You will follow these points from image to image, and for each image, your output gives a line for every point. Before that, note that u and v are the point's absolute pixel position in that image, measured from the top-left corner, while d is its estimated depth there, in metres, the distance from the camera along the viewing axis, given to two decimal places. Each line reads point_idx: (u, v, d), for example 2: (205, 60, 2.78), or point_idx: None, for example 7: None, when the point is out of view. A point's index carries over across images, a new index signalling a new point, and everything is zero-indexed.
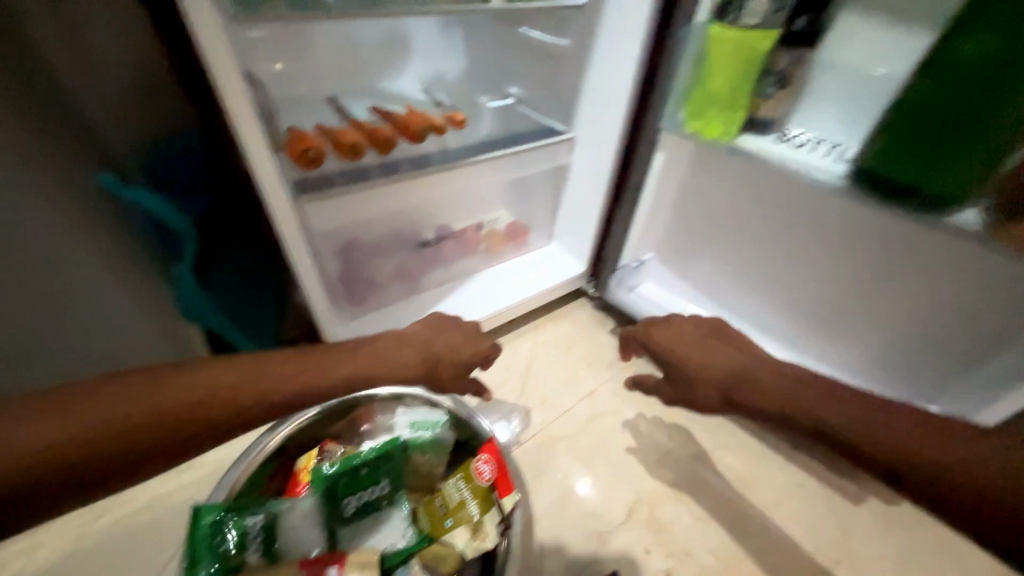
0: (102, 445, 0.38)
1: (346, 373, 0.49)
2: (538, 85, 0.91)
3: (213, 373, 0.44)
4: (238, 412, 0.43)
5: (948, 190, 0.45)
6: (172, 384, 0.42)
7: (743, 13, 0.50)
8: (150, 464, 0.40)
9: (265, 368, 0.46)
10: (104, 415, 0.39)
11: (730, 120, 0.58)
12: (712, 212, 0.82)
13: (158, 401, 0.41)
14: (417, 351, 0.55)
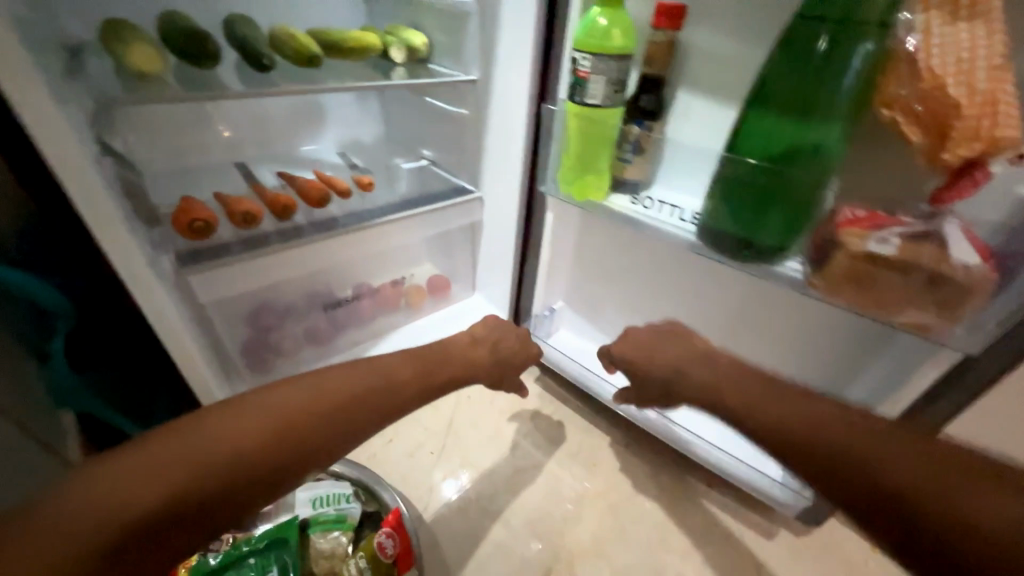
0: (265, 442, 0.38)
1: (402, 397, 0.49)
2: (447, 150, 0.97)
3: (356, 371, 0.47)
4: (378, 404, 0.46)
5: (776, 241, 0.49)
6: (259, 413, 0.40)
7: (586, 93, 0.53)
8: (312, 460, 0.41)
9: (391, 365, 0.50)
10: (277, 411, 0.40)
11: (600, 183, 0.62)
12: (597, 266, 0.82)
13: (253, 427, 0.39)
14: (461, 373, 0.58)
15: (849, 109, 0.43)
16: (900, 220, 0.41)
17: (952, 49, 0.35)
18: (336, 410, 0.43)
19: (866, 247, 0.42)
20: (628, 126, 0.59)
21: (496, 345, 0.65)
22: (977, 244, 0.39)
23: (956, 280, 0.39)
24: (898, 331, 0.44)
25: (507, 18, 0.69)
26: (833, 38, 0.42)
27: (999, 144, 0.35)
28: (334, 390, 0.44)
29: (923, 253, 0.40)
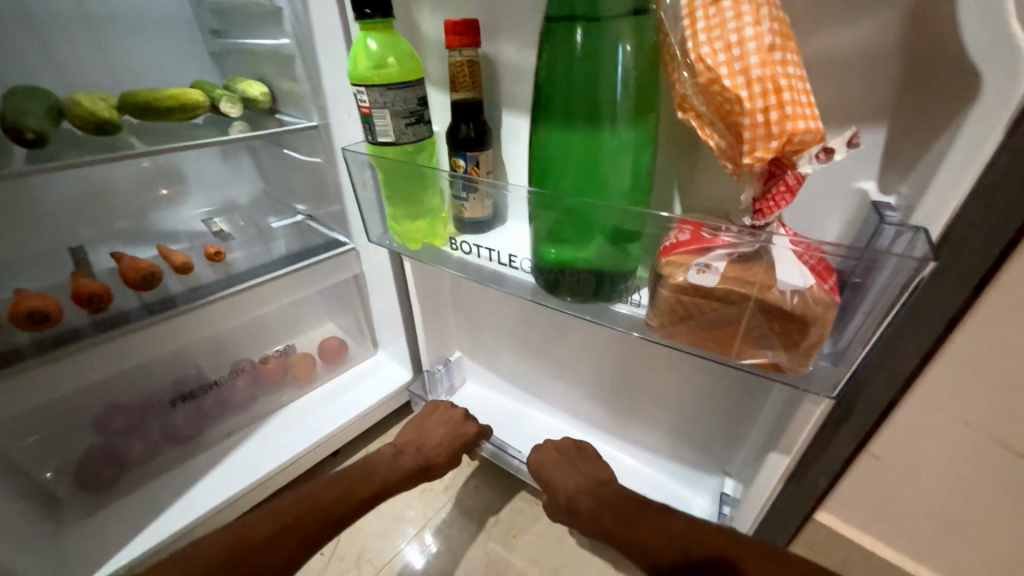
0: (269, 530, 0.45)
1: (387, 474, 0.56)
2: (316, 202, 0.87)
3: (281, 505, 0.48)
4: (311, 530, 0.47)
5: (612, 269, 0.41)
6: (263, 518, 0.46)
7: (375, 130, 0.45)
8: (310, 543, 0.46)
9: (314, 491, 0.50)
10: (197, 559, 0.42)
11: (432, 228, 0.54)
12: (482, 306, 0.71)
13: (261, 522, 0.46)
14: (432, 441, 0.62)
15: (635, 110, 0.36)
16: (725, 238, 0.33)
17: (719, 33, 0.28)
18: (259, 541, 0.44)
19: (686, 277, 0.33)
20: (455, 159, 0.50)
21: (424, 446, 0.61)
22: (813, 265, 0.31)
23: (790, 311, 0.31)
24: (749, 373, 0.35)
25: (320, 55, 0.61)
26: (590, 34, 0.35)
27: (796, 139, 0.28)
28: (259, 522, 0.46)
29: (752, 279, 0.32)
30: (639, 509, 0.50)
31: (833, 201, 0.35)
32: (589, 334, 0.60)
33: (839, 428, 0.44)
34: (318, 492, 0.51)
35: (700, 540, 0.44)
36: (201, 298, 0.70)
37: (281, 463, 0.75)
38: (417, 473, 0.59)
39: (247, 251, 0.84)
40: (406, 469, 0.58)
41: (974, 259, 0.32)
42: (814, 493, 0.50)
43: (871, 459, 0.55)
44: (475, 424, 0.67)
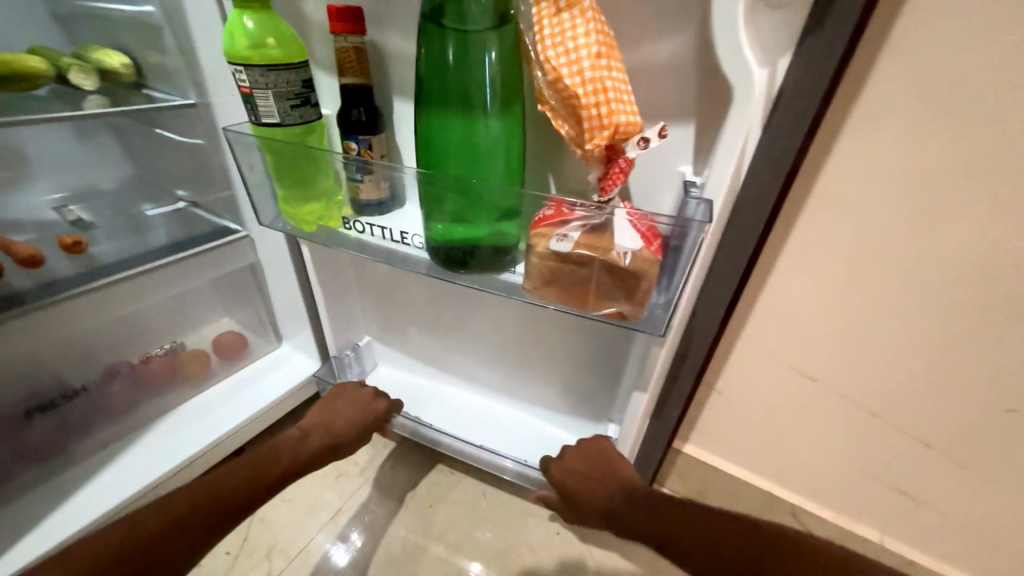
0: (168, 518, 0.44)
1: (295, 456, 0.57)
2: (200, 187, 0.81)
3: (175, 495, 0.46)
4: (215, 514, 0.46)
5: (494, 243, 0.47)
6: (158, 511, 0.44)
7: (259, 111, 0.45)
8: (215, 528, 0.46)
9: (210, 482, 0.49)
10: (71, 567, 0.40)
11: (327, 211, 0.55)
12: (389, 288, 0.73)
13: (156, 514, 0.44)
14: (339, 422, 0.64)
15: (503, 101, 0.42)
16: (579, 213, 0.40)
17: (559, 40, 0.34)
18: (148, 538, 0.42)
19: (550, 246, 0.40)
20: (348, 142, 0.52)
21: (332, 426, 0.63)
22: (641, 229, 0.39)
23: (625, 268, 0.38)
24: (604, 323, 0.43)
25: (193, 27, 0.57)
26: (457, 31, 0.39)
27: (621, 130, 0.36)
28: (151, 515, 0.44)
29: (598, 244, 0.39)
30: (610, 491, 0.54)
31: (663, 181, 0.44)
32: (489, 307, 0.66)
33: (681, 367, 0.54)
34: (219, 479, 0.50)
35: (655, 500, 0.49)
36: (67, 293, 0.63)
37: (173, 467, 0.70)
38: (326, 452, 0.60)
39: (117, 243, 0.76)
40: (314, 448, 0.59)
41: (755, 226, 0.43)
42: (671, 424, 0.61)
43: (717, 394, 0.70)
44: (385, 401, 0.70)
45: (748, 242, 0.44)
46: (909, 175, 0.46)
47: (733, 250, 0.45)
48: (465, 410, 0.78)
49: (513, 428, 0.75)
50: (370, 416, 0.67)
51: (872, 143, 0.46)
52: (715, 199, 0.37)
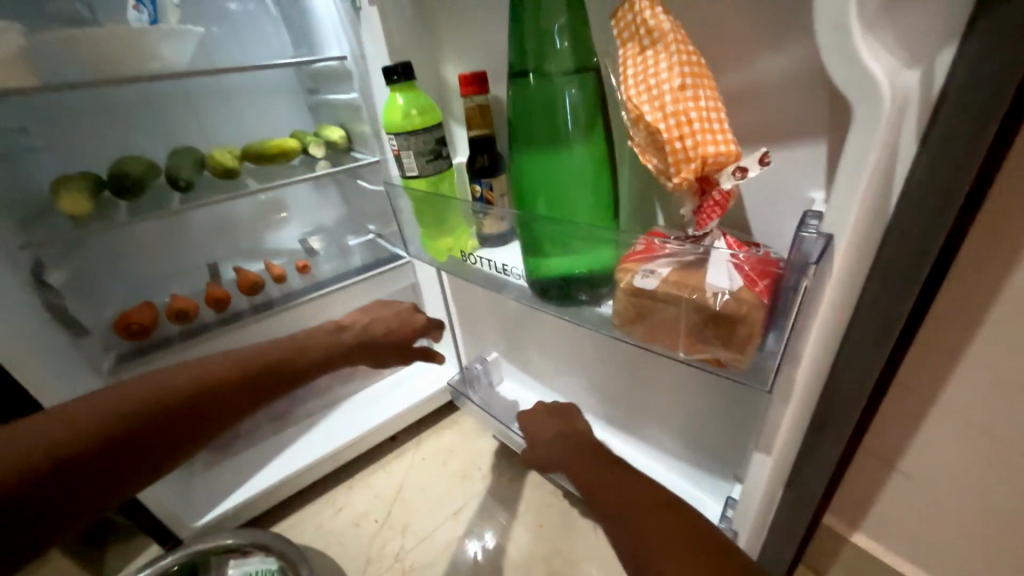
0: (204, 381, 0.49)
1: (324, 347, 0.56)
2: (382, 223, 1.02)
3: (214, 361, 0.51)
4: (243, 386, 0.51)
5: (589, 273, 0.48)
6: (192, 373, 0.49)
7: (404, 166, 0.57)
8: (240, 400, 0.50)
9: (247, 355, 0.52)
10: (147, 398, 0.46)
11: (455, 243, 0.64)
12: (511, 312, 0.80)
13: (194, 374, 0.49)
14: (377, 326, 0.61)
15: (587, 140, 0.44)
16: (669, 249, 0.37)
17: (641, 78, 0.34)
18: (200, 391, 0.49)
19: (633, 282, 0.38)
20: (473, 185, 0.60)
21: (370, 325, 0.60)
22: (744, 268, 0.34)
23: (718, 311, 0.34)
24: (699, 368, 0.39)
25: (377, 105, 0.75)
26: (541, 83, 0.43)
27: (711, 161, 0.33)
28: (191, 376, 0.49)
29: (688, 282, 0.36)
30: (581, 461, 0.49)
31: (786, 210, 0.38)
32: (598, 336, 0.66)
33: (821, 431, 0.45)
34: (249, 351, 0.53)
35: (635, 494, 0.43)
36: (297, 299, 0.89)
37: (348, 441, 0.91)
38: (354, 349, 0.58)
39: (332, 265, 1.02)
40: (344, 346, 0.57)
41: (915, 263, 0.34)
42: (815, 500, 0.49)
43: (902, 477, 0.54)
44: (424, 318, 0.64)
45: (906, 285, 0.35)
46: None
47: (883, 295, 0.36)
48: None
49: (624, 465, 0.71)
50: (407, 333, 0.62)
51: None
52: (838, 233, 0.31)
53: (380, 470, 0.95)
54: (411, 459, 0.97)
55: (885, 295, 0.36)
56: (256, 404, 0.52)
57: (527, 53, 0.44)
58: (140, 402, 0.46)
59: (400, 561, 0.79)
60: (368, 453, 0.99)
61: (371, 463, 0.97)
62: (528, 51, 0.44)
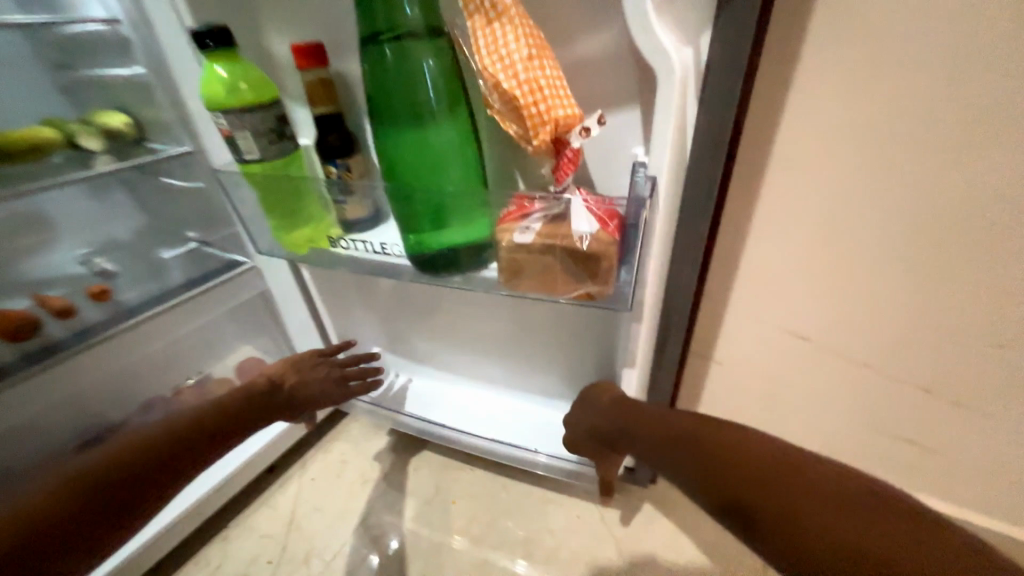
0: (142, 453, 0.52)
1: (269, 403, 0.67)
2: (209, 227, 0.86)
3: (145, 437, 0.54)
4: (181, 450, 0.54)
5: (469, 241, 0.51)
6: (130, 451, 0.52)
7: (241, 149, 0.50)
8: (182, 461, 0.54)
9: (179, 423, 0.58)
10: (92, 475, 0.49)
11: (317, 234, 0.59)
12: (388, 300, 0.77)
13: (129, 451, 0.52)
14: (305, 389, 0.72)
15: (450, 110, 0.46)
16: (537, 205, 0.42)
17: (493, 48, 0.37)
18: (138, 463, 0.51)
19: (513, 239, 0.42)
20: (327, 167, 0.56)
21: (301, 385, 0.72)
22: (597, 210, 0.41)
23: (583, 251, 0.41)
24: (576, 304, 0.45)
25: (178, 81, 0.62)
26: (397, 54, 0.44)
27: (562, 123, 0.38)
28: (127, 453, 0.52)
29: (557, 232, 0.41)
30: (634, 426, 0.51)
31: (619, 165, 0.47)
32: (479, 305, 0.69)
33: (665, 341, 0.57)
34: (181, 424, 0.58)
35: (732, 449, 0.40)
36: (105, 333, 0.70)
37: (214, 487, 0.77)
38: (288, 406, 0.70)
39: (142, 289, 0.81)
40: (282, 405, 0.69)
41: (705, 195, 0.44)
42: (668, 396, 0.63)
43: (716, 365, 0.72)
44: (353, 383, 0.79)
45: (702, 212, 0.46)
46: (864, 124, 0.47)
47: (690, 224, 0.47)
48: (474, 406, 0.81)
49: (521, 418, 0.78)
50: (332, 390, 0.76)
51: (821, 97, 0.47)
52: (659, 172, 0.40)
53: (264, 506, 0.83)
54: (299, 483, 0.87)
55: (691, 224, 0.47)
56: (195, 464, 0.55)
57: (377, 22, 0.43)
58: (80, 482, 0.48)
59: None
60: (242, 493, 0.86)
61: (249, 502, 0.84)
62: (378, 23, 0.43)
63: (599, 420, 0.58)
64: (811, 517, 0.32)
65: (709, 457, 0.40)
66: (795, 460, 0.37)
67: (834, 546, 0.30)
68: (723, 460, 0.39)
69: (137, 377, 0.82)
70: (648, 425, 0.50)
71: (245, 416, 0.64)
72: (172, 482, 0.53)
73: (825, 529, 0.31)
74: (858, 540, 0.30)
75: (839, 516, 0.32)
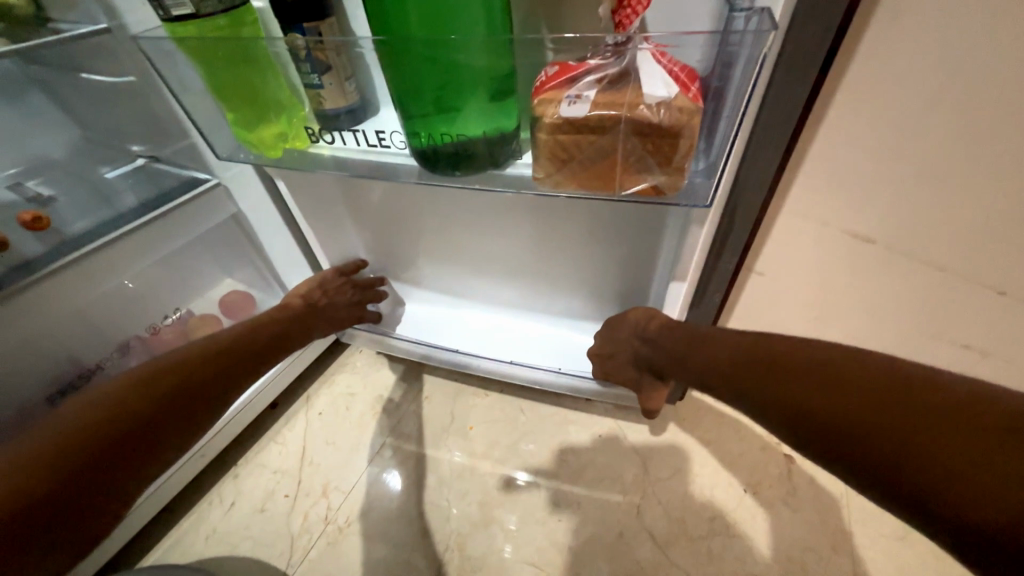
0: (152, 390, 0.42)
1: (296, 328, 0.63)
2: (156, 136, 0.67)
3: (146, 368, 0.43)
4: (194, 391, 0.45)
5: (491, 133, 0.40)
6: (142, 383, 0.42)
7: (165, 2, 0.37)
8: (199, 404, 0.45)
9: (185, 355, 0.47)
10: (100, 411, 0.39)
11: (290, 129, 0.48)
12: (385, 216, 0.67)
13: (135, 384, 0.41)
14: (332, 313, 0.69)
15: None
16: (590, 62, 0.32)
17: None
18: (147, 404, 0.41)
19: (559, 112, 0.32)
20: (292, 34, 0.41)
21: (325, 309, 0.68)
22: (672, 69, 0.30)
23: (659, 125, 0.30)
24: (635, 203, 0.36)
25: None
26: None
27: None
28: (131, 389, 0.41)
29: (620, 100, 0.31)
30: (673, 344, 0.47)
31: (694, 10, 0.35)
32: (494, 216, 0.59)
33: (722, 246, 0.49)
34: (186, 356, 0.47)
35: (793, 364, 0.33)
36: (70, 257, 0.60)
37: (219, 426, 0.73)
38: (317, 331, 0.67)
39: (90, 219, 0.67)
40: (311, 332, 0.66)
41: (816, 45, 0.32)
42: (712, 312, 0.56)
43: (757, 277, 0.64)
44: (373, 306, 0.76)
45: (807, 71, 0.34)
46: None
47: (784, 89, 0.35)
48: (489, 332, 0.74)
49: (543, 342, 0.71)
50: (353, 310, 0.73)
51: None
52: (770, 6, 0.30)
53: (273, 442, 0.80)
54: (307, 417, 0.83)
55: (785, 90, 0.35)
56: (212, 406, 0.47)
57: None
58: (83, 419, 0.38)
59: (331, 521, 0.70)
60: (247, 430, 0.82)
61: (257, 439, 0.80)
62: None
63: (641, 346, 0.53)
64: (873, 417, 0.27)
65: (774, 377, 0.34)
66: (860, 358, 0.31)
67: (896, 442, 0.26)
68: (780, 370, 0.34)
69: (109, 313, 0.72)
70: (697, 347, 0.43)
71: (258, 346, 0.55)
72: (192, 427, 0.44)
73: (897, 429, 0.26)
74: (933, 438, 0.25)
75: (907, 416, 0.26)
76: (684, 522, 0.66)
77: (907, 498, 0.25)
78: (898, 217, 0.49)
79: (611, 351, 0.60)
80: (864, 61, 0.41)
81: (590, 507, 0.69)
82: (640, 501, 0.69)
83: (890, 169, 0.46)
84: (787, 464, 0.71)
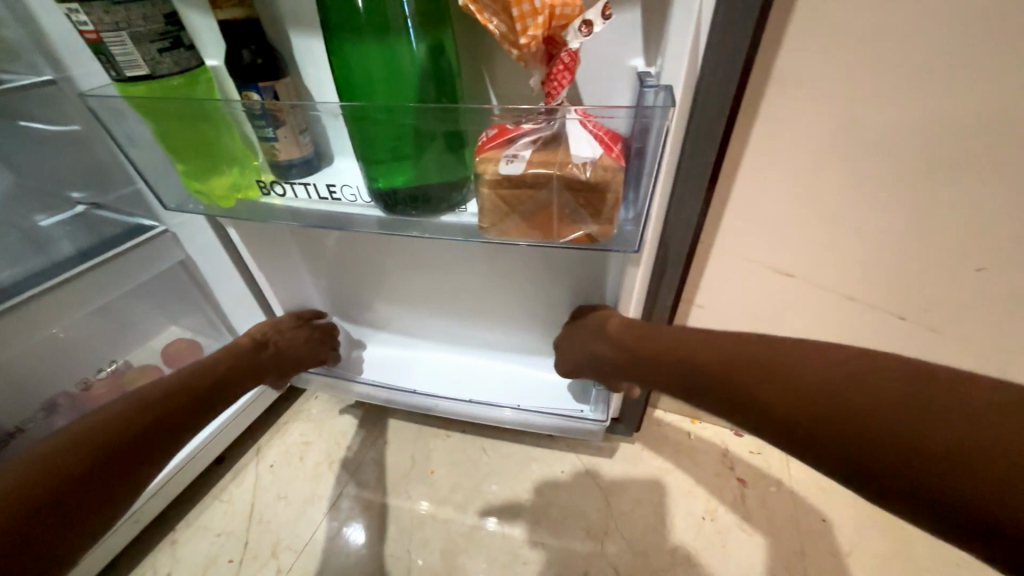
0: (97, 442, 0.41)
1: (246, 366, 0.61)
2: (101, 185, 0.66)
3: (85, 420, 0.42)
4: (138, 441, 0.44)
5: (441, 181, 0.42)
6: (84, 436, 0.40)
7: (119, 64, 0.38)
8: (142, 455, 0.44)
9: (131, 402, 0.45)
10: (40, 465, 0.37)
11: (242, 179, 0.49)
12: (345, 263, 0.68)
13: (75, 437, 0.40)
14: (291, 350, 0.68)
15: (421, 19, 0.37)
16: (526, 126, 0.35)
17: None
18: (92, 455, 0.40)
19: (499, 169, 0.35)
20: (246, 93, 0.42)
21: (282, 348, 0.67)
22: (597, 133, 0.34)
23: (585, 181, 0.34)
24: (573, 249, 0.39)
25: None
26: None
27: (557, 12, 0.31)
28: (72, 443, 0.39)
29: (552, 160, 0.34)
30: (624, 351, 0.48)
31: (615, 83, 0.40)
32: (452, 262, 0.61)
33: (658, 282, 0.53)
34: (133, 403, 0.45)
35: (758, 366, 0.33)
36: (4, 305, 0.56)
37: (158, 486, 0.67)
38: (272, 369, 0.65)
39: (20, 265, 0.64)
40: (263, 370, 0.64)
41: (717, 110, 0.38)
42: None
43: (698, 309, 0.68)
44: (331, 346, 0.74)
45: (715, 128, 0.39)
46: None
47: (698, 146, 0.41)
48: (450, 371, 0.74)
49: (504, 379, 0.73)
50: (311, 348, 0.71)
51: None
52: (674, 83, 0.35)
53: (216, 502, 0.74)
54: (256, 471, 0.78)
55: (699, 146, 0.41)
56: (157, 458, 0.45)
57: None
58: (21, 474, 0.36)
59: None
60: (188, 490, 0.76)
61: (198, 499, 0.75)
62: None
63: (602, 355, 0.51)
64: (884, 425, 0.26)
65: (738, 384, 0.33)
66: (854, 356, 0.30)
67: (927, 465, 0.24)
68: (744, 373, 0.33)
69: (37, 364, 0.67)
70: (660, 349, 0.42)
71: (207, 390, 0.53)
72: (134, 479, 0.43)
73: (914, 442, 0.24)
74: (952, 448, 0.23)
75: (883, 413, 0.26)
76: (646, 554, 0.67)
77: (941, 513, 0.24)
78: (808, 251, 0.55)
79: (567, 357, 0.59)
80: (764, 121, 0.47)
81: (554, 546, 0.68)
82: (602, 536, 0.69)
83: (797, 211, 0.52)
84: (738, 486, 0.74)
